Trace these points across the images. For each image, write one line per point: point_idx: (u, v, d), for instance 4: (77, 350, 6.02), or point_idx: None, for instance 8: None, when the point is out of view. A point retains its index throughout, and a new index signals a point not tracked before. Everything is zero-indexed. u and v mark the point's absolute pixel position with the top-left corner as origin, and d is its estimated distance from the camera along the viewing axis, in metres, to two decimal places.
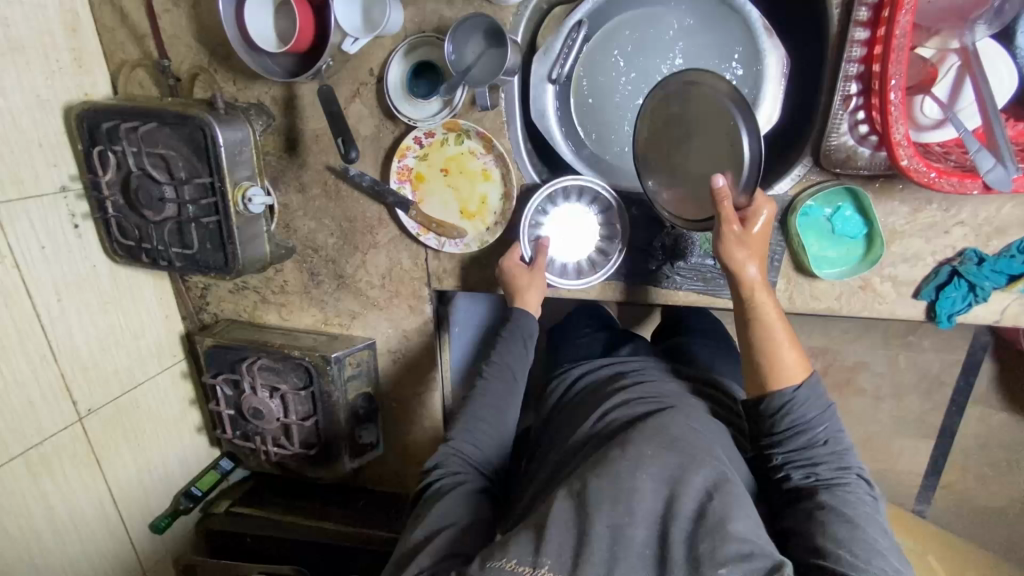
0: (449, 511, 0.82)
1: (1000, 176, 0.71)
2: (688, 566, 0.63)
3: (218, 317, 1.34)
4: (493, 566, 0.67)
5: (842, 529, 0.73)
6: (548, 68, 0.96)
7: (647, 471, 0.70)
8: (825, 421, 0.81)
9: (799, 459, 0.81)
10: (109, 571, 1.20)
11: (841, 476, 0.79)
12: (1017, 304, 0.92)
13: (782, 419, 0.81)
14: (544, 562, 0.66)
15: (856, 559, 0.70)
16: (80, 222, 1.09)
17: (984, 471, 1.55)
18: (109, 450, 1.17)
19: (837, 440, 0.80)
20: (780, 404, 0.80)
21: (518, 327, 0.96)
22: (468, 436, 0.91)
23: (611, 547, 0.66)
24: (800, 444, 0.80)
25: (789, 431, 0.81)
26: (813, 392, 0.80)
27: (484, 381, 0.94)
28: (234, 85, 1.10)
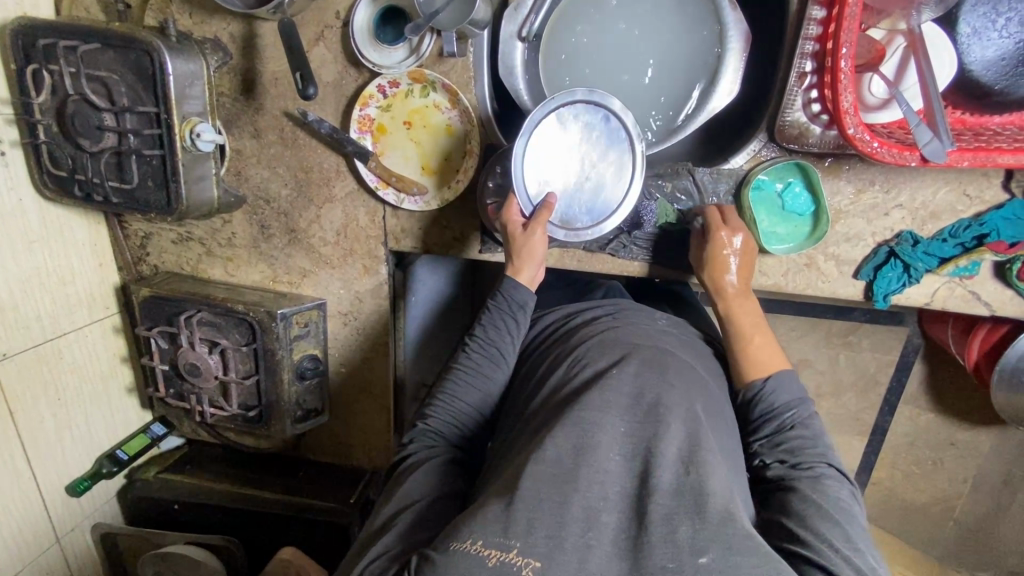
0: (419, 485, 0.81)
1: (936, 149, 0.76)
2: (668, 551, 0.62)
3: (158, 269, 1.26)
4: (458, 549, 0.63)
5: (821, 522, 0.72)
6: (518, 26, 0.97)
7: (618, 451, 0.70)
8: (796, 409, 0.84)
9: (773, 446, 0.83)
10: (19, 538, 1.09)
11: (814, 463, 0.79)
12: (947, 288, 0.97)
13: (754, 407, 0.86)
14: (514, 545, 0.62)
15: (819, 533, 0.70)
16: (7, 150, 0.99)
17: (908, 469, 1.65)
18: (24, 403, 1.07)
19: (809, 429, 0.83)
20: (752, 394, 0.86)
21: (508, 298, 0.93)
22: (443, 413, 0.91)
23: (586, 533, 0.64)
24: (772, 432, 0.83)
25: (762, 420, 0.85)
26: (781, 380, 0.86)
27: (467, 354, 0.94)
28: (189, 18, 1.04)
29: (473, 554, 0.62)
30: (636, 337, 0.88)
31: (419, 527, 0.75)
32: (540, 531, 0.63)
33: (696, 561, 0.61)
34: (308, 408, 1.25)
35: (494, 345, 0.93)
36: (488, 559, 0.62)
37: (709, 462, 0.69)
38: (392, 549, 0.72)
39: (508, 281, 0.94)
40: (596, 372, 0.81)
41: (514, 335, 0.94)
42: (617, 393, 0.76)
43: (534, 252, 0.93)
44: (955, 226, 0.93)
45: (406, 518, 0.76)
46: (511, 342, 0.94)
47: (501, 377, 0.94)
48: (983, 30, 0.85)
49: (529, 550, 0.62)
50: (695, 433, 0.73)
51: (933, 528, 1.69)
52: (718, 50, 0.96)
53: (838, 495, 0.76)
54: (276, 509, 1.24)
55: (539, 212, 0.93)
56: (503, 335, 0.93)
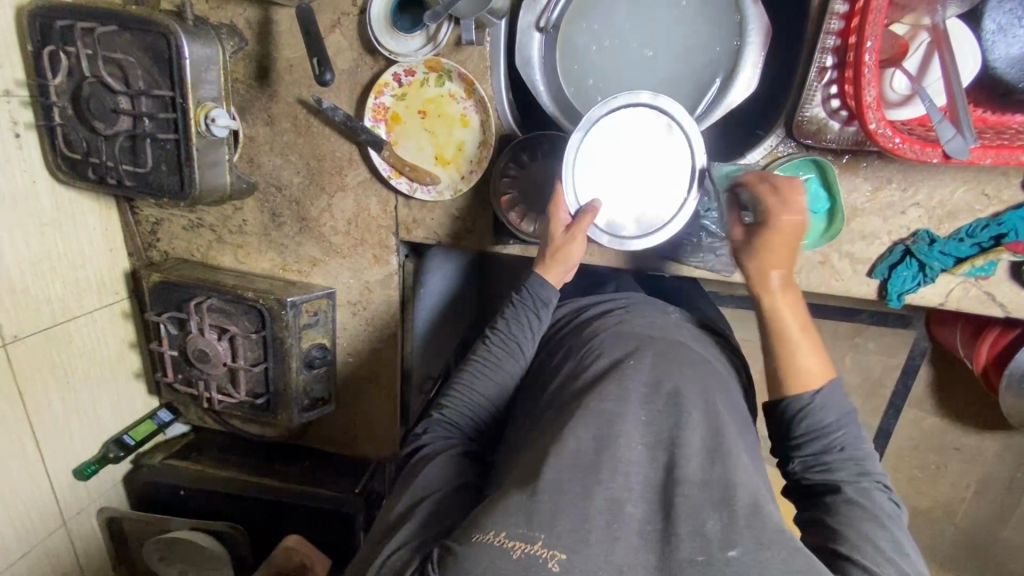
0: (434, 477, 0.80)
1: (958, 146, 0.75)
2: (696, 544, 0.61)
3: (168, 256, 1.26)
4: (480, 541, 0.62)
5: (864, 523, 0.70)
6: (536, 16, 0.96)
7: (640, 441, 0.70)
8: (843, 425, 0.78)
9: (815, 465, 0.78)
10: (27, 520, 1.10)
11: (860, 481, 0.75)
12: (962, 288, 0.96)
13: (798, 422, 0.79)
14: (538, 536, 0.61)
15: (865, 533, 0.68)
16: (22, 131, 0.99)
17: (914, 473, 1.64)
18: (34, 385, 1.07)
19: (854, 445, 0.77)
20: (797, 410, 0.79)
21: (532, 294, 0.93)
22: (459, 407, 0.91)
23: (610, 526, 0.63)
24: (818, 448, 0.77)
25: (806, 437, 0.78)
26: (830, 399, 0.79)
27: (486, 348, 0.94)
28: (205, 3, 1.04)
29: (497, 546, 0.61)
30: (653, 329, 0.88)
31: (436, 518, 0.74)
32: (564, 524, 0.62)
33: (726, 553, 0.60)
34: (315, 397, 1.25)
35: (515, 339, 0.93)
36: (513, 551, 0.60)
37: (732, 456, 0.70)
38: (411, 541, 0.72)
39: (535, 276, 0.94)
40: (613, 362, 0.81)
41: (535, 332, 0.94)
42: (635, 381, 0.76)
43: (568, 255, 0.93)
44: (973, 225, 0.92)
45: (424, 509, 0.76)
46: (530, 337, 0.94)
47: (517, 371, 0.94)
48: (1008, 28, 0.84)
49: (554, 542, 0.61)
50: (715, 426, 0.73)
51: (936, 533, 1.68)
52: (739, 42, 0.95)
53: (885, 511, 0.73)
54: (284, 496, 1.24)
55: (580, 216, 0.93)
56: (523, 330, 0.93)
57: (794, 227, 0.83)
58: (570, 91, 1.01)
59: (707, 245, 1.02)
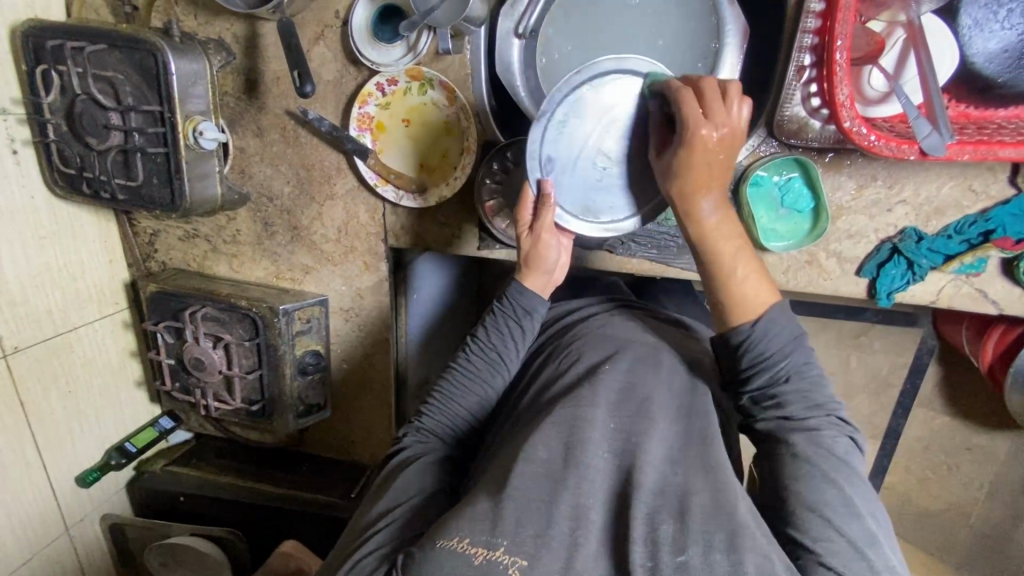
0: (412, 483, 0.81)
1: (934, 142, 0.74)
2: (647, 551, 0.62)
3: (165, 266, 1.28)
4: (444, 546, 0.63)
5: (816, 482, 0.71)
6: (515, 22, 0.98)
7: (608, 448, 0.72)
8: (788, 356, 0.78)
9: (765, 394, 0.78)
10: (31, 527, 1.13)
11: (812, 415, 0.77)
12: (953, 286, 0.95)
13: (742, 356, 0.79)
14: (500, 543, 0.62)
15: (830, 523, 0.68)
16: (20, 149, 1.02)
17: (922, 474, 1.61)
18: (35, 395, 1.10)
19: (802, 374, 0.78)
20: (740, 340, 0.79)
21: (514, 302, 0.93)
22: (440, 413, 0.91)
23: (575, 530, 0.64)
24: (764, 382, 0.78)
25: (751, 370, 0.79)
26: (772, 321, 0.79)
27: (467, 357, 0.94)
28: (194, 19, 1.06)
29: (459, 552, 0.62)
30: (631, 334, 0.91)
31: (412, 524, 0.75)
32: (528, 529, 0.63)
33: (676, 558, 0.61)
34: (311, 403, 1.27)
35: (496, 349, 0.93)
36: (474, 557, 0.61)
37: (697, 460, 0.71)
38: (383, 547, 0.72)
39: (514, 285, 0.95)
40: (590, 367, 0.84)
41: (518, 342, 0.94)
42: (607, 387, 0.78)
43: (542, 260, 0.94)
44: (961, 222, 0.91)
45: (402, 514, 0.76)
46: (513, 347, 0.94)
47: (500, 381, 0.94)
48: (985, 22, 0.83)
49: (517, 549, 0.62)
50: (682, 432, 0.76)
51: (949, 536, 1.65)
52: (715, 44, 0.97)
53: (836, 447, 0.75)
54: (275, 501, 1.25)
55: (542, 210, 0.93)
56: (505, 341, 0.93)
57: (708, 144, 0.78)
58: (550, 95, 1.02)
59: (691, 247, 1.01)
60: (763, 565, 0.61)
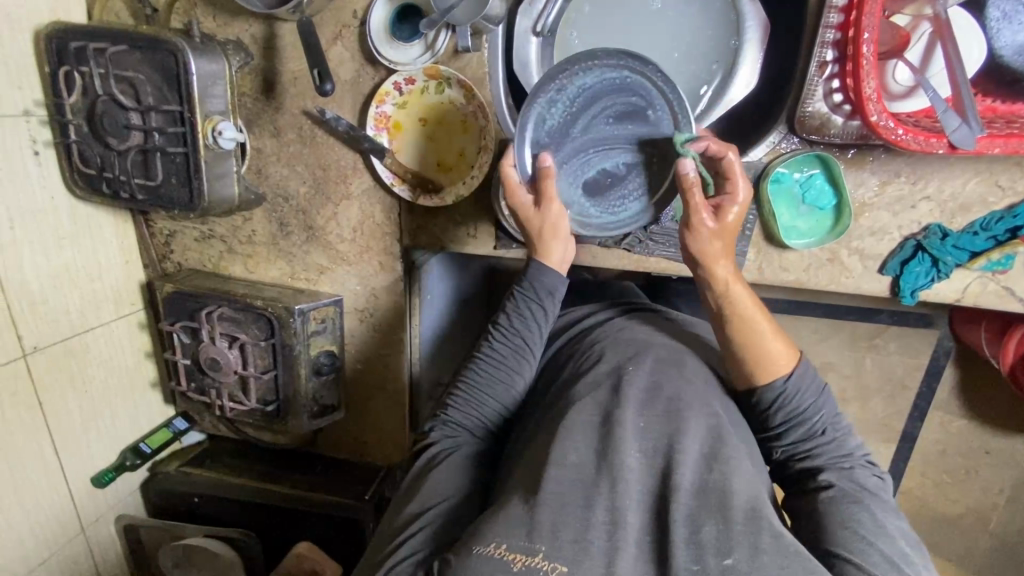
0: (444, 481, 0.81)
1: (964, 135, 0.73)
2: (691, 553, 0.62)
3: (181, 267, 1.29)
4: (480, 553, 0.62)
5: (845, 506, 0.72)
6: (533, 21, 0.97)
7: (638, 449, 0.71)
8: (820, 408, 0.80)
9: (800, 448, 0.80)
10: (49, 529, 1.13)
11: (843, 462, 0.78)
12: (979, 284, 0.93)
13: (777, 413, 0.80)
14: (539, 548, 0.62)
15: (863, 537, 0.68)
16: (41, 149, 1.03)
17: (942, 479, 1.59)
18: (54, 396, 1.10)
19: (833, 426, 0.80)
20: (774, 395, 0.79)
21: (536, 284, 0.91)
22: (466, 408, 0.90)
23: (610, 536, 0.63)
24: (799, 436, 0.80)
25: (785, 425, 0.80)
26: (803, 375, 0.79)
27: (491, 347, 0.92)
28: (213, 21, 1.07)
29: (498, 559, 0.62)
30: (650, 336, 0.90)
31: (445, 529, 0.74)
32: (564, 535, 0.63)
33: (722, 562, 0.61)
34: (325, 404, 1.26)
35: (521, 335, 0.91)
36: (513, 563, 0.61)
37: (729, 460, 0.70)
38: (420, 552, 0.71)
39: (532, 264, 0.92)
40: (613, 368, 0.82)
41: (543, 325, 0.92)
42: (633, 387, 0.77)
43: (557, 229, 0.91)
44: (987, 218, 0.90)
45: (437, 515, 0.76)
46: (539, 333, 0.93)
47: (527, 370, 0.93)
48: (1013, 14, 0.82)
49: (556, 554, 0.62)
50: (711, 430, 0.74)
51: (969, 541, 1.62)
52: (735, 41, 0.96)
53: (869, 484, 0.76)
54: (291, 502, 1.25)
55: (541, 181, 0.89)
56: (530, 326, 0.92)
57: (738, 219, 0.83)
58: None
59: None
60: (806, 564, 0.61)
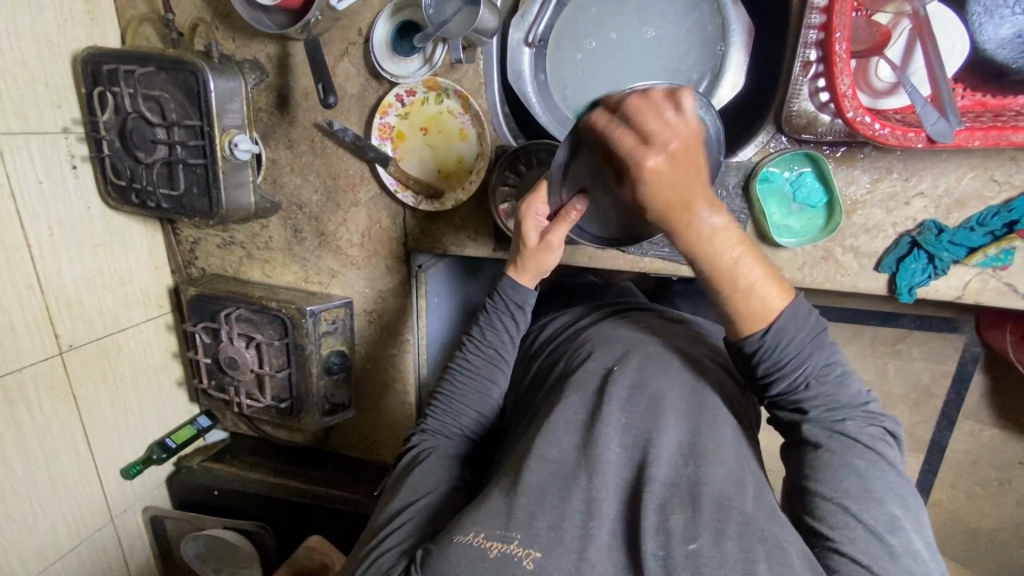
0: (425, 481, 0.83)
1: (942, 129, 0.76)
2: (660, 540, 0.63)
3: (206, 271, 1.37)
4: (459, 541, 0.64)
5: (841, 476, 0.71)
6: (525, 32, 1.02)
7: (619, 441, 0.73)
8: (808, 359, 0.75)
9: (786, 399, 0.77)
10: (79, 517, 1.21)
11: (833, 414, 0.75)
12: (978, 280, 0.92)
13: (758, 364, 0.76)
14: (514, 536, 0.64)
15: (846, 509, 0.69)
16: (78, 164, 1.13)
17: (972, 490, 1.52)
18: (87, 391, 1.19)
19: (825, 378, 0.75)
20: (752, 350, 0.75)
21: (507, 297, 0.93)
22: (444, 415, 0.94)
23: (585, 524, 0.65)
24: (786, 389, 0.76)
25: (769, 378, 0.76)
26: (785, 325, 0.73)
27: (466, 355, 0.96)
28: (232, 42, 1.15)
29: (475, 546, 0.63)
30: (638, 334, 0.92)
31: (428, 523, 0.77)
32: (542, 523, 0.65)
33: (687, 547, 0.61)
34: (336, 403, 1.32)
35: (494, 345, 0.95)
36: (490, 550, 0.63)
37: (709, 451, 0.72)
38: (400, 545, 0.74)
39: (508, 280, 0.94)
40: (603, 370, 0.84)
41: (513, 335, 0.96)
42: (618, 386, 0.79)
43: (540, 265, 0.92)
44: (983, 213, 0.89)
45: (418, 513, 0.78)
46: (511, 343, 0.96)
47: (501, 377, 0.96)
48: (996, 8, 0.82)
49: (530, 541, 0.63)
50: (694, 424, 0.75)
51: (1001, 556, 1.56)
52: (722, 47, 0.99)
53: (863, 437, 0.74)
54: (304, 496, 1.30)
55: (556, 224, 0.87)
56: (500, 337, 0.95)
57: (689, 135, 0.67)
58: (562, 99, 1.06)
59: None
60: (773, 554, 0.61)
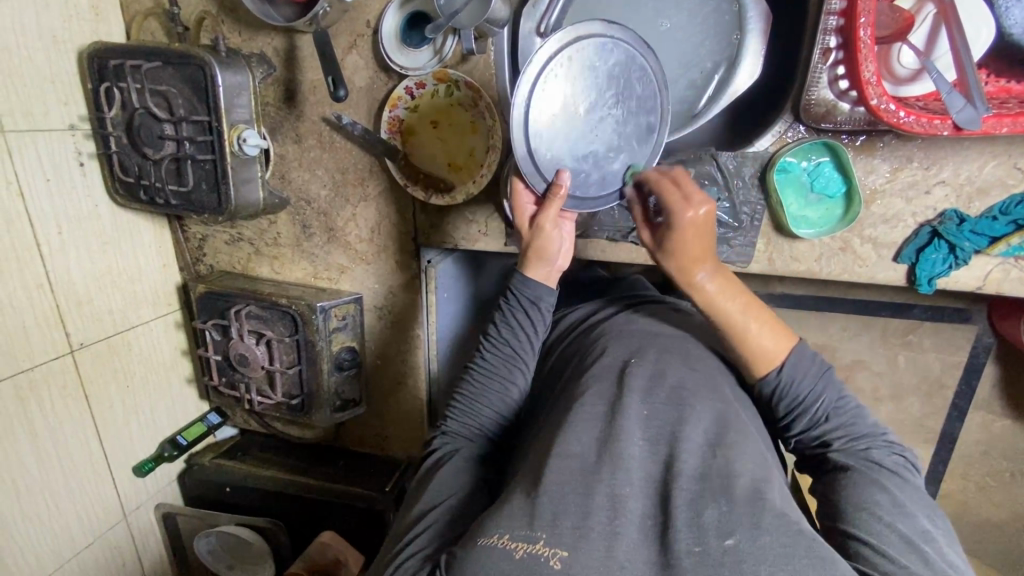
0: (446, 482, 0.83)
1: (969, 116, 0.74)
2: (692, 536, 0.61)
3: (214, 269, 1.36)
4: (484, 544, 0.62)
5: (867, 488, 0.72)
6: (537, 22, 1.01)
7: (641, 436, 0.72)
8: (823, 396, 0.80)
9: (808, 436, 0.82)
10: (92, 515, 1.21)
11: (856, 445, 0.78)
12: (1000, 270, 0.90)
13: (778, 402, 0.82)
14: (539, 536, 0.62)
15: (881, 518, 0.68)
16: (85, 161, 1.12)
17: (986, 482, 1.51)
18: (99, 389, 1.19)
19: (840, 412, 0.80)
20: (770, 390, 0.82)
21: (519, 294, 0.93)
22: (463, 415, 0.93)
23: (611, 521, 0.63)
24: (807, 424, 0.81)
25: (789, 415, 0.82)
26: (796, 365, 0.80)
27: (484, 353, 0.96)
28: (238, 36, 1.14)
29: (500, 548, 0.61)
30: (654, 327, 0.91)
31: (452, 523, 0.76)
32: (567, 522, 0.63)
33: (723, 543, 0.60)
34: (347, 399, 1.31)
35: (512, 342, 0.94)
36: (515, 552, 0.61)
37: (734, 445, 0.71)
38: (425, 549, 0.73)
39: (519, 276, 0.95)
40: (619, 363, 0.84)
41: (532, 333, 0.95)
42: (636, 377, 0.79)
43: (544, 250, 0.93)
44: (1006, 202, 0.87)
45: (441, 514, 0.77)
46: (531, 339, 0.95)
47: (520, 376, 0.95)
48: None
49: (555, 541, 0.61)
50: (718, 416, 0.75)
51: (1015, 547, 1.55)
52: (737, 36, 0.99)
53: (887, 463, 0.76)
54: (317, 492, 1.30)
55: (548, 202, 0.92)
56: (517, 334, 0.94)
57: (694, 222, 0.80)
58: None
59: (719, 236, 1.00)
60: (815, 547, 0.59)
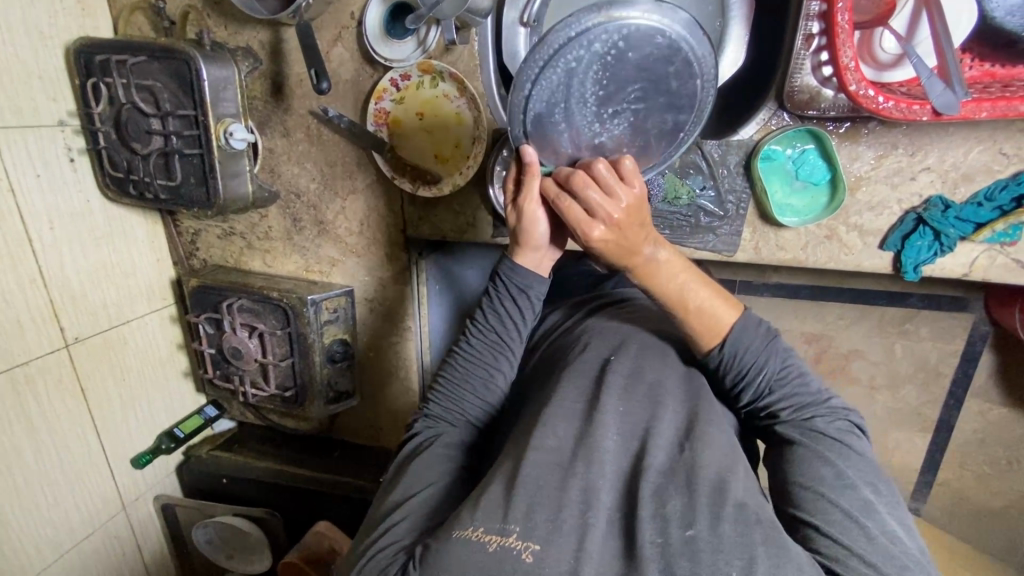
0: (427, 471, 0.83)
1: (948, 100, 0.74)
2: (656, 528, 0.63)
3: (207, 262, 1.37)
4: (459, 535, 0.63)
5: (812, 462, 0.75)
6: (519, 12, 1.04)
7: (615, 431, 0.73)
8: (767, 367, 0.82)
9: (757, 407, 0.84)
10: (90, 508, 1.23)
11: (802, 415, 0.80)
12: (986, 257, 0.90)
13: (725, 375, 0.85)
14: (512, 529, 0.62)
15: (823, 496, 0.71)
16: (75, 156, 1.13)
17: (981, 469, 1.51)
18: (95, 384, 1.21)
19: (785, 383, 0.82)
20: (715, 363, 0.84)
21: (507, 281, 0.92)
22: (448, 403, 0.94)
23: (583, 513, 0.64)
24: (754, 396, 0.83)
25: (737, 387, 0.84)
26: (739, 338, 0.82)
27: (471, 341, 0.96)
28: (224, 30, 1.14)
29: (474, 540, 0.62)
30: (635, 323, 0.92)
31: (429, 515, 0.77)
32: (540, 514, 0.64)
33: (684, 533, 0.61)
34: (339, 391, 1.32)
35: (499, 332, 0.94)
36: (488, 544, 0.61)
37: (705, 436, 0.73)
38: (402, 539, 0.74)
39: (507, 262, 0.93)
40: (600, 359, 0.84)
41: (519, 323, 0.94)
42: (614, 374, 0.79)
43: (531, 233, 0.89)
44: (992, 187, 0.87)
45: (420, 504, 0.78)
46: (517, 330, 0.95)
47: (505, 365, 0.95)
48: None
49: (528, 533, 0.62)
50: (690, 412, 0.77)
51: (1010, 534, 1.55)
52: (719, 23, 0.99)
53: (834, 433, 0.78)
54: (311, 484, 1.32)
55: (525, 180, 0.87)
56: (506, 323, 0.94)
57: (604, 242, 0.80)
58: None
59: (705, 225, 1.00)
60: (770, 538, 0.62)
